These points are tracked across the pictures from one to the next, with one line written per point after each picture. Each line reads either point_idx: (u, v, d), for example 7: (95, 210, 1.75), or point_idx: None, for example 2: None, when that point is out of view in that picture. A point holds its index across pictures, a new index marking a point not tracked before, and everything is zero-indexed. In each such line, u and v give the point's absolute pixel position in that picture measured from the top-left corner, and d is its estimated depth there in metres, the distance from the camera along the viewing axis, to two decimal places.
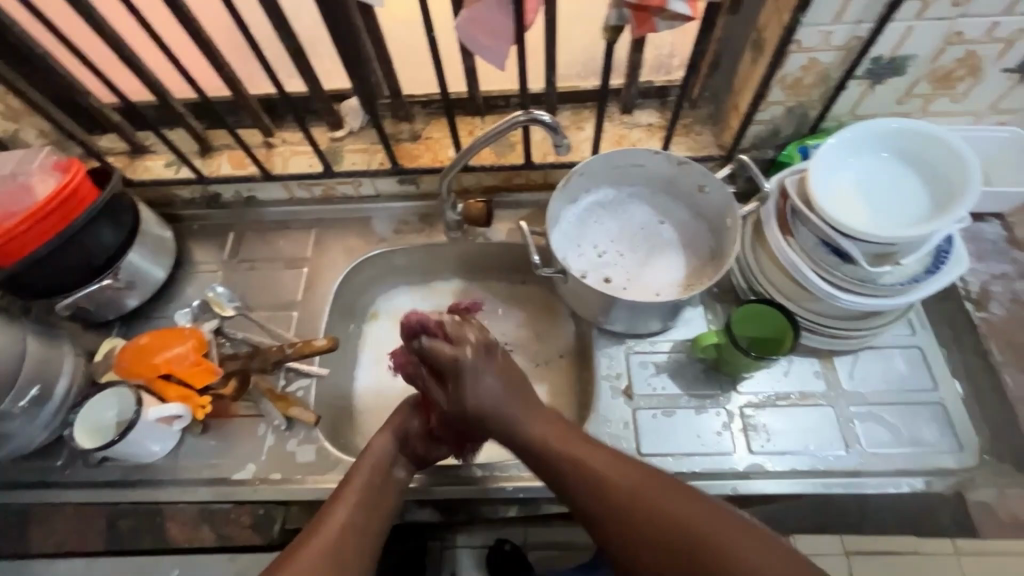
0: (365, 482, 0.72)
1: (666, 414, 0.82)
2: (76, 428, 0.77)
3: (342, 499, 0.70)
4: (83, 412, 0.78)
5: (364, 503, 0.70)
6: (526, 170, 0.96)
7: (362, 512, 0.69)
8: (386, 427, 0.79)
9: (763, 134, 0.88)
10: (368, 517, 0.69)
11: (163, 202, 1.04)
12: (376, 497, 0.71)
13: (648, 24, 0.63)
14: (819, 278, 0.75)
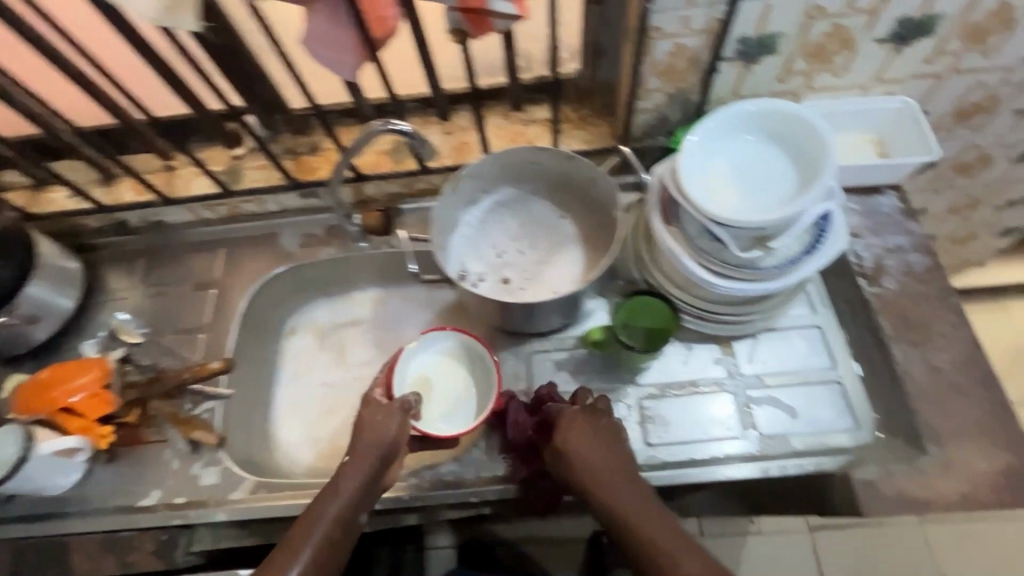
0: (331, 516, 0.68)
1: None
2: None
3: (307, 534, 0.66)
4: None
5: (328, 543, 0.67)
6: (424, 175, 0.96)
7: (327, 550, 0.66)
8: (359, 463, 0.72)
9: (651, 122, 0.88)
10: (331, 555, 0.67)
11: (72, 233, 1.04)
12: (341, 534, 0.68)
13: (485, 25, 0.62)
14: (700, 268, 0.74)
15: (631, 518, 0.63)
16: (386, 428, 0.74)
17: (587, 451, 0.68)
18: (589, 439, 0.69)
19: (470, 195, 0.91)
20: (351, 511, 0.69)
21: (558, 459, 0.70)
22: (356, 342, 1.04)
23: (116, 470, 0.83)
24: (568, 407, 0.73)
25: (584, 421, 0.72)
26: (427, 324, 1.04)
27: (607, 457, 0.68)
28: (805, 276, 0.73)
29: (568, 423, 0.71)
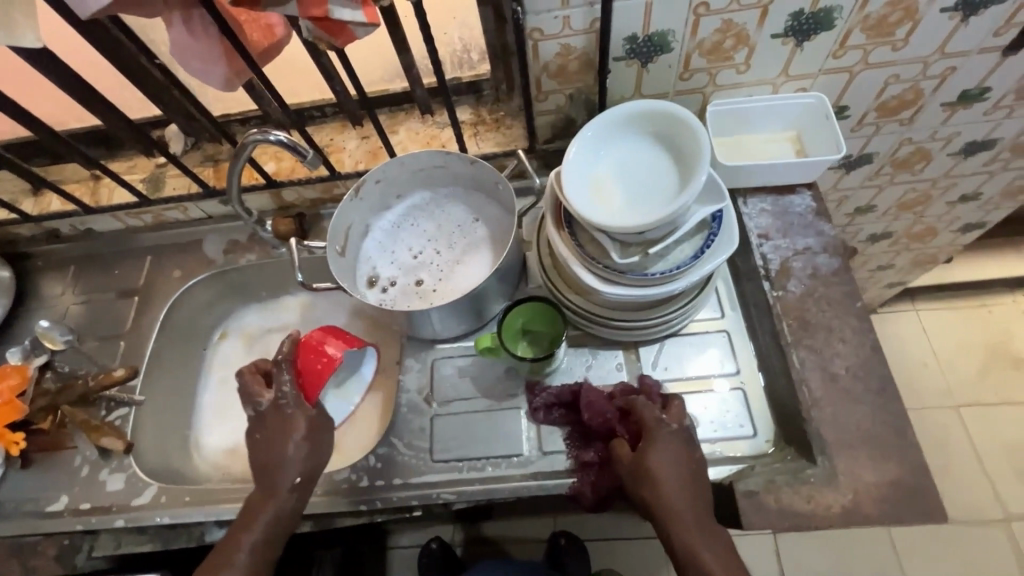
0: (269, 521, 0.68)
1: (464, 418, 0.82)
2: None
3: (238, 547, 0.67)
4: None
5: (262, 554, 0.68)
6: (338, 180, 0.95)
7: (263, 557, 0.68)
8: (291, 472, 0.70)
9: (557, 123, 0.86)
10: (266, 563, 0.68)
11: (7, 242, 1.06)
12: (274, 543, 0.69)
13: (344, 33, 0.62)
14: (586, 272, 0.73)
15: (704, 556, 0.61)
16: (290, 441, 0.71)
17: (680, 479, 0.65)
18: (679, 463, 0.66)
19: (381, 199, 0.91)
20: (281, 522, 0.69)
21: (636, 476, 0.67)
22: None
23: (28, 476, 0.85)
24: (656, 421, 0.68)
25: (678, 442, 0.67)
26: (351, 329, 1.04)
27: (684, 484, 0.65)
28: (692, 281, 0.71)
29: (661, 442, 0.67)
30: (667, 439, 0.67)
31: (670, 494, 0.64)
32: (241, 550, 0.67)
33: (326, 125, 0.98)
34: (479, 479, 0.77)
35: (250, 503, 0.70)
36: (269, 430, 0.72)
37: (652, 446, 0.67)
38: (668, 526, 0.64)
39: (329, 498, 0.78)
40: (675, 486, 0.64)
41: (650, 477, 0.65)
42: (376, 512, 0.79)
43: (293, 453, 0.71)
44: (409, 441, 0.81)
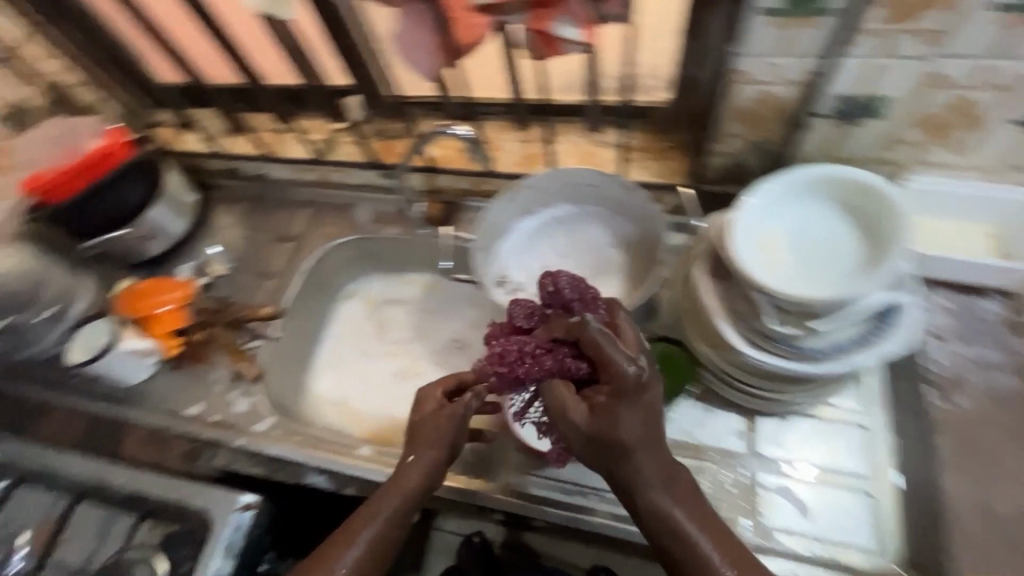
0: (394, 508, 0.71)
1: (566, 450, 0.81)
2: (71, 345, 0.92)
3: (369, 523, 0.70)
4: (78, 334, 0.93)
5: (388, 534, 0.70)
6: (490, 177, 1.00)
7: (386, 537, 0.70)
8: (423, 463, 0.73)
9: (727, 167, 0.82)
10: (385, 548, 0.70)
11: (198, 171, 1.21)
12: (396, 524, 0.71)
13: (554, 48, 0.66)
14: (733, 331, 0.69)
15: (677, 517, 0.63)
16: (443, 440, 0.75)
17: (643, 437, 0.63)
18: (640, 421, 0.63)
19: (526, 204, 0.92)
20: (406, 508, 0.72)
21: (606, 437, 0.62)
22: (399, 320, 1.11)
23: (175, 378, 0.96)
24: (629, 372, 0.61)
25: (647, 401, 0.63)
26: (464, 319, 1.08)
27: (647, 443, 0.63)
28: (851, 368, 0.65)
29: (635, 402, 0.62)
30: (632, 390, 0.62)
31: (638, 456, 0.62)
32: (369, 527, 0.70)
33: (491, 122, 0.99)
34: None
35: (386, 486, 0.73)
36: (422, 420, 0.76)
37: (622, 407, 0.62)
38: (632, 488, 0.64)
39: None
40: (648, 450, 0.62)
41: (616, 439, 0.62)
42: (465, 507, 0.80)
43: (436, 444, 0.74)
44: None
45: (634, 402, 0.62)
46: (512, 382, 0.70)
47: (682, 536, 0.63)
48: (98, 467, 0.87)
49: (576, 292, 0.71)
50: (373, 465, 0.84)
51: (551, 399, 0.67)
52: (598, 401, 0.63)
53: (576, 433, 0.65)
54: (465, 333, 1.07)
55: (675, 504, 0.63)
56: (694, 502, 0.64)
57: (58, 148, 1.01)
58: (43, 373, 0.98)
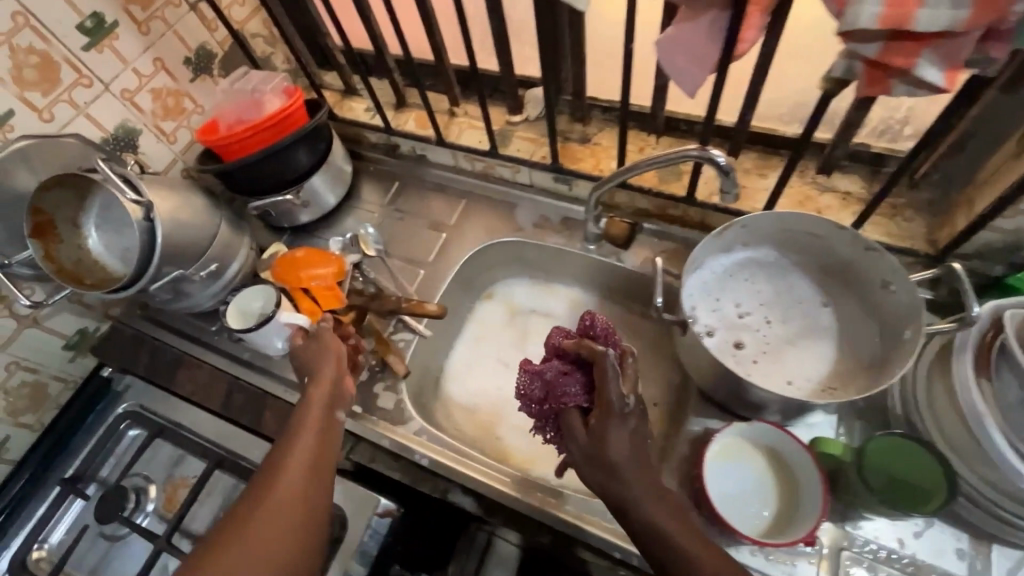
0: (309, 432, 0.70)
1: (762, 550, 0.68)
2: (231, 308, 0.92)
3: (297, 447, 0.68)
4: (238, 297, 0.92)
5: (317, 462, 0.67)
6: (685, 205, 0.89)
7: (315, 468, 0.67)
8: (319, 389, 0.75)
9: (996, 245, 0.70)
10: (318, 491, 0.66)
11: (354, 140, 1.17)
12: (325, 445, 0.70)
13: (882, 84, 0.52)
14: (1006, 444, 0.59)
15: (667, 530, 0.57)
16: (330, 364, 0.78)
17: (628, 453, 0.61)
18: (628, 438, 0.61)
19: (731, 241, 0.82)
20: (324, 416, 0.73)
21: (589, 452, 0.62)
22: (541, 333, 1.04)
23: None
24: (617, 400, 0.62)
25: (625, 418, 0.62)
26: None
27: (632, 461, 0.60)
28: None
29: (609, 415, 0.62)
30: (620, 408, 0.62)
31: (621, 472, 0.60)
32: (304, 445, 0.68)
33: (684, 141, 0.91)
34: None
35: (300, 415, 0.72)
36: (316, 347, 0.81)
37: (607, 423, 0.61)
38: (623, 497, 0.60)
39: (584, 526, 0.74)
40: (630, 464, 0.60)
41: (607, 458, 0.60)
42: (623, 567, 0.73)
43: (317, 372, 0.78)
44: None
45: (613, 418, 0.61)
46: (540, 410, 0.70)
47: (670, 554, 0.56)
48: (242, 438, 0.87)
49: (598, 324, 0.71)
50: (534, 500, 0.76)
51: (565, 427, 0.66)
52: (592, 420, 0.63)
53: (576, 455, 0.64)
54: None
55: (655, 509, 0.58)
56: (686, 522, 0.59)
57: (241, 101, 0.98)
58: (193, 329, 0.98)
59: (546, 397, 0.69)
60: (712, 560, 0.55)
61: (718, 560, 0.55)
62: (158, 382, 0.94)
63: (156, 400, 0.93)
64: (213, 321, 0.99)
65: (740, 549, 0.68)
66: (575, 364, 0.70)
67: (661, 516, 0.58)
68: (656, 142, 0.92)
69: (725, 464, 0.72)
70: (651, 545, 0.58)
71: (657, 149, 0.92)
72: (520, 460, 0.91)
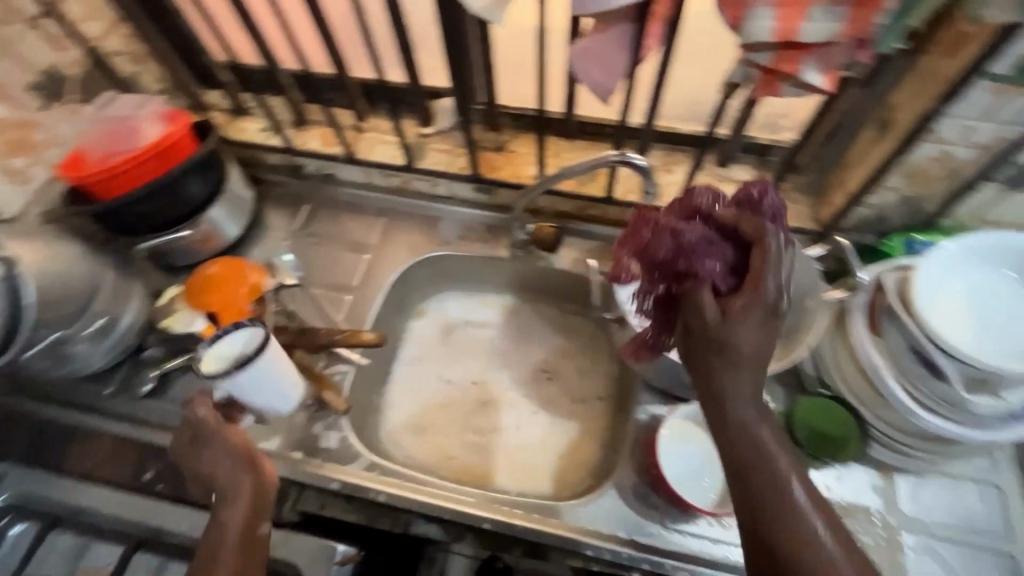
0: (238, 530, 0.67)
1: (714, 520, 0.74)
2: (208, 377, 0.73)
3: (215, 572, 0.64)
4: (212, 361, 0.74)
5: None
6: (604, 204, 0.93)
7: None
8: (239, 476, 0.71)
9: (867, 218, 0.81)
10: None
11: (250, 163, 1.07)
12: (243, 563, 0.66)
13: (773, 87, 0.57)
14: (900, 389, 0.69)
15: (777, 471, 0.48)
16: (229, 441, 0.73)
17: (755, 346, 0.50)
18: (759, 331, 0.50)
19: None
20: (247, 531, 0.68)
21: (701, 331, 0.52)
22: (478, 345, 1.02)
23: (245, 405, 0.85)
24: (771, 292, 0.51)
25: (766, 313, 0.50)
26: (551, 346, 1.01)
27: (751, 344, 0.51)
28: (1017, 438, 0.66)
29: (758, 308, 0.51)
30: (758, 297, 0.51)
31: (738, 357, 0.49)
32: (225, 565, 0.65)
33: (596, 143, 0.95)
34: (705, 561, 0.72)
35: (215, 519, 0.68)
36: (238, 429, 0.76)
37: (744, 304, 0.51)
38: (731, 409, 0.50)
39: (550, 530, 0.75)
40: (753, 351, 0.50)
41: (732, 343, 0.50)
42: (594, 560, 0.75)
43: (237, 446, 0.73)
44: (631, 494, 0.77)
45: (756, 304, 0.50)
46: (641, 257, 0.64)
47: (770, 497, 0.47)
48: (163, 509, 0.77)
49: (748, 192, 0.61)
50: (501, 516, 0.75)
51: (685, 282, 0.56)
52: (726, 301, 0.52)
53: (685, 325, 0.54)
54: (554, 362, 0.99)
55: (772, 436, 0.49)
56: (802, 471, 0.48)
57: (109, 128, 0.86)
58: (83, 394, 0.86)
59: (673, 258, 0.59)
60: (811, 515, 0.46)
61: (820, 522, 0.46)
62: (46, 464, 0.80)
63: (44, 485, 0.80)
64: (105, 382, 0.87)
65: (695, 522, 0.74)
66: (722, 235, 0.59)
67: (774, 462, 0.48)
68: (570, 146, 0.95)
69: (676, 444, 0.77)
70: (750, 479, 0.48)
71: (571, 153, 0.95)
72: (476, 476, 0.90)
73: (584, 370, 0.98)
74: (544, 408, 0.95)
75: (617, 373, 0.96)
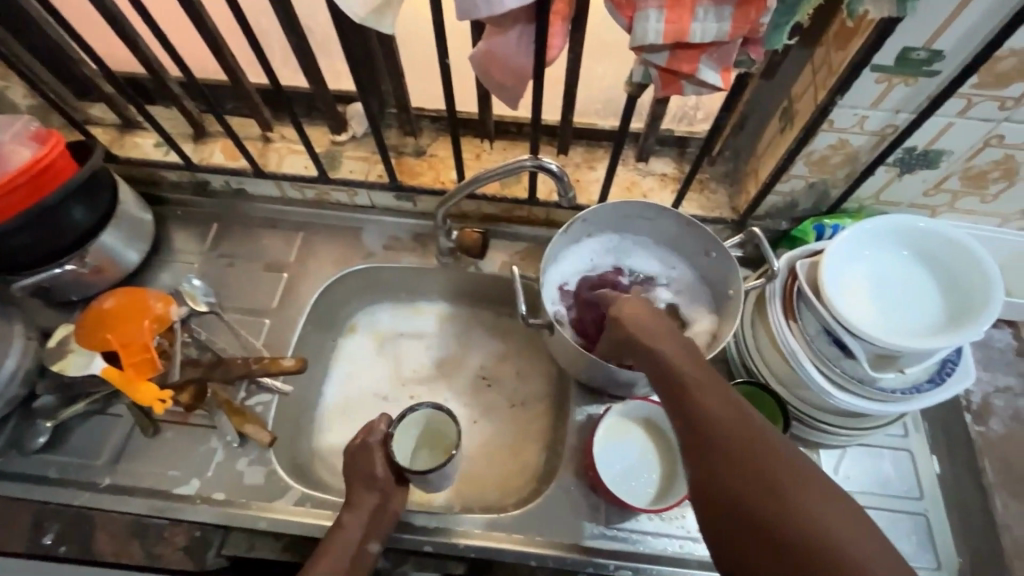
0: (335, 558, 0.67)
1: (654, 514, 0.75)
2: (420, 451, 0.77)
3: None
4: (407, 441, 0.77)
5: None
6: (529, 205, 0.92)
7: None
8: (355, 489, 0.71)
9: (779, 205, 0.84)
10: None
11: (148, 182, 0.99)
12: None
13: (674, 85, 0.57)
14: (816, 371, 0.72)
15: (719, 425, 0.51)
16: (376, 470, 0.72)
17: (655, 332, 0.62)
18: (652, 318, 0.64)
19: (576, 234, 0.85)
20: (354, 550, 0.68)
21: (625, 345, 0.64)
22: (413, 356, 0.99)
23: (157, 448, 0.78)
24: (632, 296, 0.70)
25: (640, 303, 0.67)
26: (488, 352, 0.99)
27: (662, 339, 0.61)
28: (922, 408, 0.70)
29: (647, 316, 0.64)
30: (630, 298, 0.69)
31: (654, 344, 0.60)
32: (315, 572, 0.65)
33: (517, 143, 0.94)
34: (646, 555, 0.73)
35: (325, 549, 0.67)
36: (354, 458, 0.74)
37: (626, 310, 0.66)
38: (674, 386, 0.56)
39: (493, 543, 0.74)
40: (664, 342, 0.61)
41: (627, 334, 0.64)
42: (540, 568, 0.74)
43: (384, 474, 0.72)
44: (572, 497, 0.77)
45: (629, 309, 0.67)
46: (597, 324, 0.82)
47: (720, 453, 0.49)
48: (66, 573, 0.70)
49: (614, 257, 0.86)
50: (442, 537, 0.74)
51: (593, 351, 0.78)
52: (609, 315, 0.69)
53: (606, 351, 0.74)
54: (492, 368, 0.97)
55: (712, 402, 0.53)
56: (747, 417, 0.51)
57: None
58: None
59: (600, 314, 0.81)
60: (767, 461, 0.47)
61: (781, 466, 0.46)
62: None
63: None
64: None
65: (636, 518, 0.75)
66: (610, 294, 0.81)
67: (723, 415, 0.51)
68: (491, 148, 0.93)
69: (613, 441, 0.78)
70: (703, 442, 0.51)
71: (492, 155, 0.92)
72: (418, 494, 0.87)
73: (522, 373, 0.97)
74: (484, 416, 0.94)
75: (555, 374, 0.95)
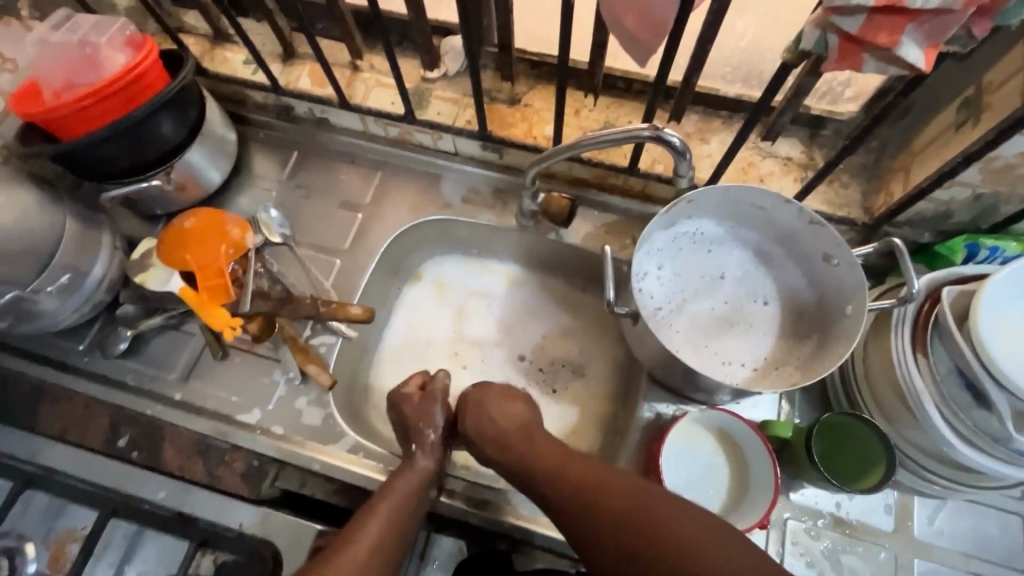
0: (405, 488, 0.67)
1: None
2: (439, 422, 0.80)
3: (375, 512, 0.64)
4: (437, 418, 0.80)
5: (396, 520, 0.64)
6: (626, 174, 0.82)
7: (397, 530, 0.64)
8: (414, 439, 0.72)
9: (927, 215, 0.71)
10: (394, 543, 0.63)
11: (234, 100, 0.96)
12: (410, 514, 0.66)
13: (853, 58, 0.47)
14: (938, 415, 0.62)
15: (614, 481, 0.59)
16: (435, 410, 0.74)
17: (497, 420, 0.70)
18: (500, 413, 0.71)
19: (673, 217, 0.76)
20: (419, 492, 0.68)
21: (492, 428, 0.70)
22: (478, 314, 0.94)
23: (225, 372, 0.80)
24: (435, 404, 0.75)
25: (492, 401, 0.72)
26: (556, 323, 0.93)
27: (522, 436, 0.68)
28: None
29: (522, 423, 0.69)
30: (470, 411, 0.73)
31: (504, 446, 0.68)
32: (385, 506, 0.65)
33: (623, 102, 0.84)
34: None
35: (385, 485, 0.67)
36: (418, 405, 0.74)
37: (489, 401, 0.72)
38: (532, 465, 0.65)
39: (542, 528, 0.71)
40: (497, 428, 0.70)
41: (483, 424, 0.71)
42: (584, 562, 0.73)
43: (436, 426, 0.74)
44: None
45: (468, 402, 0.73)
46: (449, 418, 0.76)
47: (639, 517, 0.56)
48: (134, 476, 0.74)
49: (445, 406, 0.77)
50: (489, 512, 0.72)
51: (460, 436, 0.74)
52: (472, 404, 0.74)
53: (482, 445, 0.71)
54: (558, 343, 0.92)
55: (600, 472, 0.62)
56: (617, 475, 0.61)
57: (59, 54, 0.74)
58: (56, 351, 0.82)
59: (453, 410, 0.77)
60: (619, 498, 0.58)
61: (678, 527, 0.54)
62: (16, 419, 0.77)
63: (13, 442, 0.76)
64: (78, 338, 0.82)
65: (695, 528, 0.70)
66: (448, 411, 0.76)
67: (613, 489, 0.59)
68: (593, 105, 0.83)
69: (682, 448, 0.72)
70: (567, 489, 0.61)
71: (593, 113, 0.83)
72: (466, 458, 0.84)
73: (588, 351, 0.91)
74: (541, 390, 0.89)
75: (623, 358, 0.89)
